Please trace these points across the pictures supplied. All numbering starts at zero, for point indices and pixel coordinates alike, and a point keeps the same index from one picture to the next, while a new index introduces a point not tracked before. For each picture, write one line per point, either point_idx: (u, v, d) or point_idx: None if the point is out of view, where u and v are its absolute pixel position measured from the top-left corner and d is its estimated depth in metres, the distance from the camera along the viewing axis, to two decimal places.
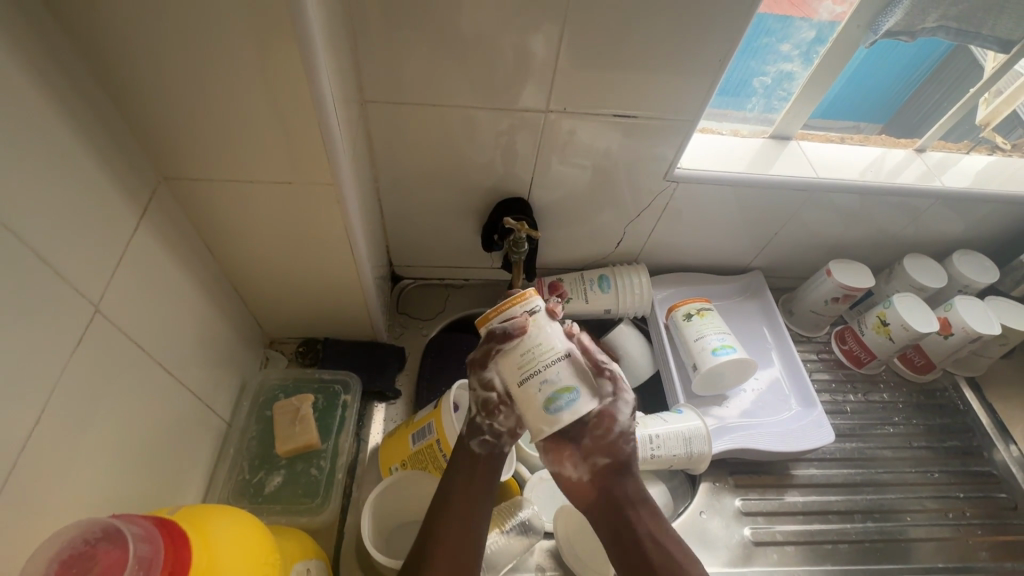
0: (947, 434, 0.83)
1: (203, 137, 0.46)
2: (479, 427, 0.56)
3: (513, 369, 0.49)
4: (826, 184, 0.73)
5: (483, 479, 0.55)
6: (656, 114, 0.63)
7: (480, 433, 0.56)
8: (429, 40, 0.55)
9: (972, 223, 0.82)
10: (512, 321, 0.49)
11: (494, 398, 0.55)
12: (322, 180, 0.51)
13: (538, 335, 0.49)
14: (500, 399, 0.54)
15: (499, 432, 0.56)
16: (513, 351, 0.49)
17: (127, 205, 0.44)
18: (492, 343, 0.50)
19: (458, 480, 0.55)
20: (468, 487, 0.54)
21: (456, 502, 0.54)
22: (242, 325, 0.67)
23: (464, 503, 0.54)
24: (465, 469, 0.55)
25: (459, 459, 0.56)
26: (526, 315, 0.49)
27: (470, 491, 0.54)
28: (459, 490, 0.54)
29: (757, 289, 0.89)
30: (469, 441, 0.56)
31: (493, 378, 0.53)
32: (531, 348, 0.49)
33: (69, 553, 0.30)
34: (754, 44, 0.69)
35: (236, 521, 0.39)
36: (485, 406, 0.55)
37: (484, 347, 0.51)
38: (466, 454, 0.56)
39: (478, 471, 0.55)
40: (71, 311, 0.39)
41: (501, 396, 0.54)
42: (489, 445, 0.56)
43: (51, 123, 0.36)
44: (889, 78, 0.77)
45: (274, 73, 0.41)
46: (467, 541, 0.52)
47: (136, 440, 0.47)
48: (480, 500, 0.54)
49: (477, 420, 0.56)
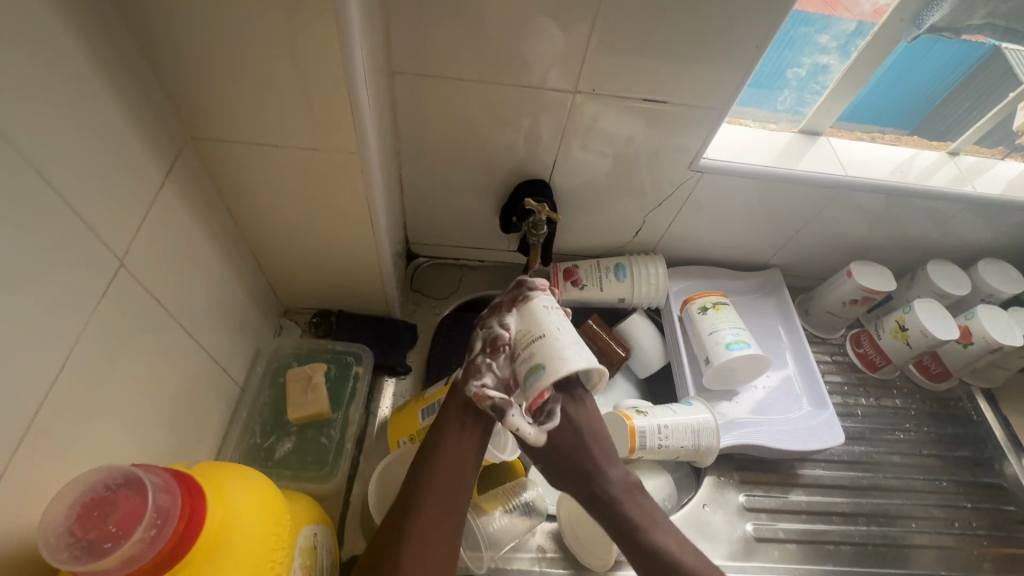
0: (958, 443, 0.82)
1: (232, 99, 0.46)
2: (479, 369, 0.55)
3: (528, 319, 0.55)
4: (854, 183, 0.72)
5: (472, 431, 0.55)
6: (686, 102, 0.62)
7: (479, 376, 0.55)
8: (461, 15, 0.54)
9: (1001, 231, 0.80)
10: (534, 282, 0.58)
11: (504, 338, 0.55)
12: (347, 149, 0.50)
13: (536, 308, 0.55)
14: (509, 342, 0.55)
15: (497, 378, 0.55)
16: (530, 301, 0.56)
17: (155, 162, 0.45)
18: (518, 292, 0.58)
19: (448, 432, 0.55)
20: (457, 439, 0.55)
21: (444, 452, 0.54)
22: (258, 292, 0.68)
23: (452, 456, 0.54)
24: (456, 419, 0.56)
25: (452, 409, 0.56)
26: (541, 285, 0.58)
27: (459, 443, 0.55)
28: (449, 442, 0.55)
29: (775, 287, 0.88)
30: (467, 386, 0.56)
31: (512, 321, 0.56)
32: (535, 308, 0.55)
33: (90, 497, 0.31)
34: (791, 34, 0.66)
35: (251, 480, 0.40)
36: (491, 344, 0.56)
37: (512, 296, 0.59)
38: (460, 402, 0.56)
39: (468, 421, 0.56)
40: (98, 264, 0.39)
41: (512, 340, 0.55)
42: (485, 392, 0.55)
43: (85, 74, 0.36)
44: (929, 79, 0.74)
45: (304, 39, 0.41)
46: (446, 491, 0.52)
47: (154, 396, 0.48)
48: (467, 450, 0.55)
49: (480, 359, 0.56)
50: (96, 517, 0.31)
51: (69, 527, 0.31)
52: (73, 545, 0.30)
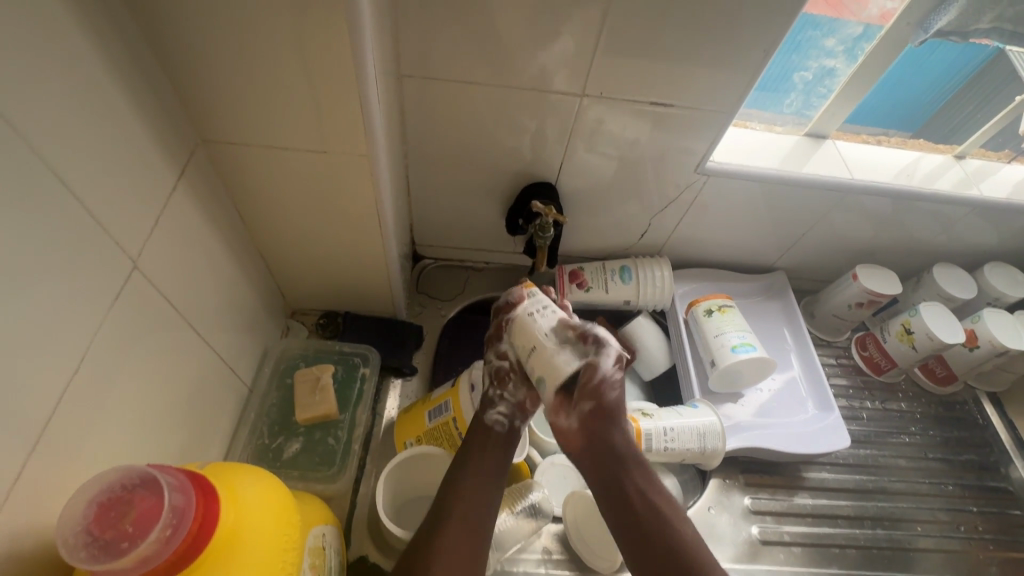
0: (964, 447, 0.82)
1: (243, 102, 0.46)
2: (491, 399, 0.59)
3: (521, 334, 0.56)
4: (860, 186, 0.72)
5: (494, 454, 0.57)
6: (692, 105, 0.62)
7: (495, 406, 0.58)
8: (469, 19, 0.54)
9: (1007, 234, 0.80)
10: (514, 295, 0.59)
11: (505, 366, 0.59)
12: (357, 152, 0.50)
13: (526, 317, 0.56)
14: (511, 367, 0.58)
15: (510, 405, 0.59)
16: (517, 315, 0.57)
17: (167, 165, 0.45)
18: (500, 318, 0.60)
19: (471, 452, 0.56)
20: (480, 462, 0.56)
21: (467, 475, 0.55)
22: (266, 293, 0.68)
23: (477, 475, 0.55)
24: (478, 440, 0.57)
25: (472, 435, 0.57)
26: (525, 293, 0.59)
27: (481, 462, 0.56)
28: (471, 465, 0.55)
29: (780, 290, 0.88)
30: (485, 415, 0.58)
31: (506, 348, 0.59)
32: (524, 317, 0.56)
33: (107, 496, 0.32)
34: (797, 38, 0.66)
35: (262, 480, 0.40)
36: (496, 375, 0.59)
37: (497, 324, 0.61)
38: (480, 425, 0.58)
39: (489, 442, 0.57)
40: (111, 265, 0.40)
41: (512, 364, 0.58)
42: (503, 419, 0.58)
43: (99, 77, 0.37)
44: (933, 83, 0.74)
45: (315, 43, 0.41)
46: (475, 513, 0.53)
47: (165, 396, 0.48)
48: (491, 468, 0.56)
49: (489, 391, 0.60)
50: (112, 516, 0.31)
51: (86, 525, 0.31)
52: (91, 544, 0.31)
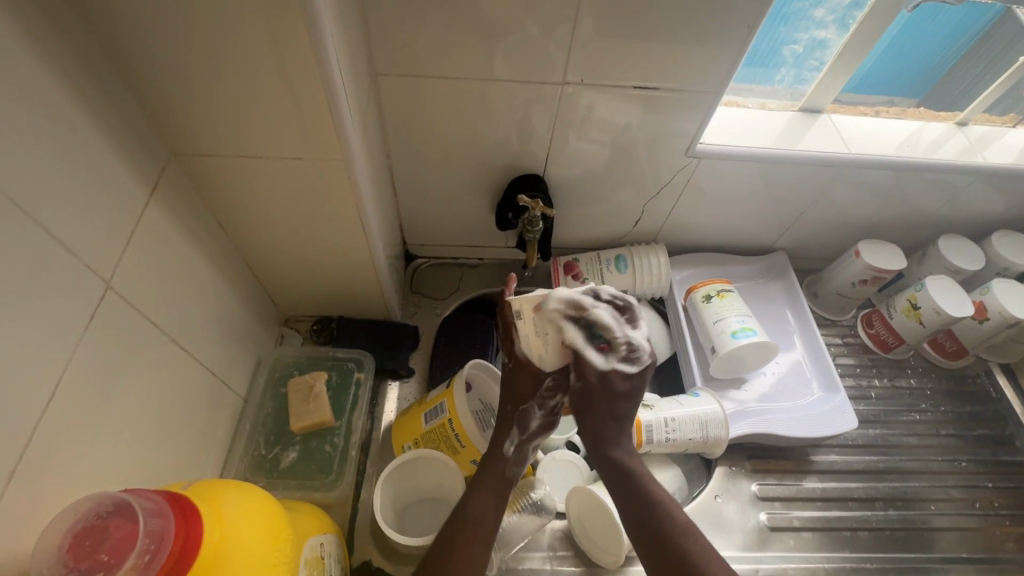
0: (976, 422, 0.80)
1: (210, 112, 0.45)
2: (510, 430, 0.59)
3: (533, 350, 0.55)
4: (858, 160, 0.69)
5: (500, 492, 0.56)
6: (679, 86, 0.60)
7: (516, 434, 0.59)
8: (443, 9, 0.52)
9: (1015, 201, 0.78)
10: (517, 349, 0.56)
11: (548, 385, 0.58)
12: (333, 156, 0.49)
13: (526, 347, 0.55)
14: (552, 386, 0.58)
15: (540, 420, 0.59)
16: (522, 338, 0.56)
17: (137, 181, 0.44)
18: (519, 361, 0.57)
19: (480, 491, 0.55)
20: (489, 496, 0.55)
21: (470, 514, 0.53)
22: (257, 302, 0.68)
23: (481, 510, 0.54)
24: (489, 478, 0.56)
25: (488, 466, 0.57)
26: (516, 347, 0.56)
27: (486, 507, 0.54)
28: (474, 504, 0.54)
29: (781, 270, 0.86)
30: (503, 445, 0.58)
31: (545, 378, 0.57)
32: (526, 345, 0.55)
33: (81, 526, 0.31)
34: (784, 10, 0.65)
35: (247, 495, 0.40)
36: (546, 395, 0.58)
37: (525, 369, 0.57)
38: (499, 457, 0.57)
39: (502, 482, 0.56)
40: (83, 287, 0.39)
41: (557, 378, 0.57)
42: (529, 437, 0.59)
43: (54, 94, 0.36)
44: (931, 46, 0.71)
45: (280, 49, 0.40)
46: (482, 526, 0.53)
47: (153, 415, 0.48)
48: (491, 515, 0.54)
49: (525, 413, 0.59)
50: (87, 547, 0.31)
51: (61, 556, 0.30)
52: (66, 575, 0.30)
